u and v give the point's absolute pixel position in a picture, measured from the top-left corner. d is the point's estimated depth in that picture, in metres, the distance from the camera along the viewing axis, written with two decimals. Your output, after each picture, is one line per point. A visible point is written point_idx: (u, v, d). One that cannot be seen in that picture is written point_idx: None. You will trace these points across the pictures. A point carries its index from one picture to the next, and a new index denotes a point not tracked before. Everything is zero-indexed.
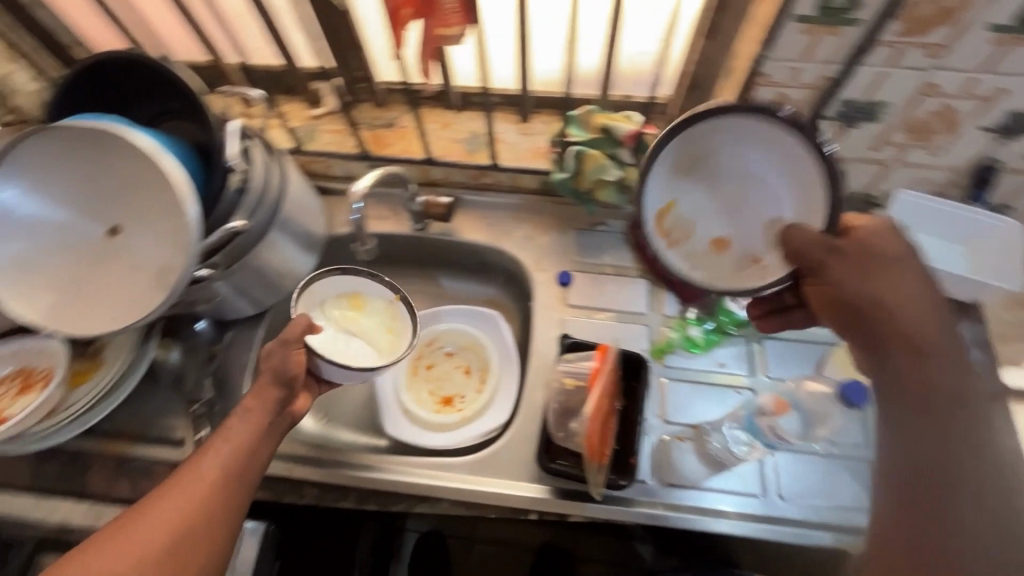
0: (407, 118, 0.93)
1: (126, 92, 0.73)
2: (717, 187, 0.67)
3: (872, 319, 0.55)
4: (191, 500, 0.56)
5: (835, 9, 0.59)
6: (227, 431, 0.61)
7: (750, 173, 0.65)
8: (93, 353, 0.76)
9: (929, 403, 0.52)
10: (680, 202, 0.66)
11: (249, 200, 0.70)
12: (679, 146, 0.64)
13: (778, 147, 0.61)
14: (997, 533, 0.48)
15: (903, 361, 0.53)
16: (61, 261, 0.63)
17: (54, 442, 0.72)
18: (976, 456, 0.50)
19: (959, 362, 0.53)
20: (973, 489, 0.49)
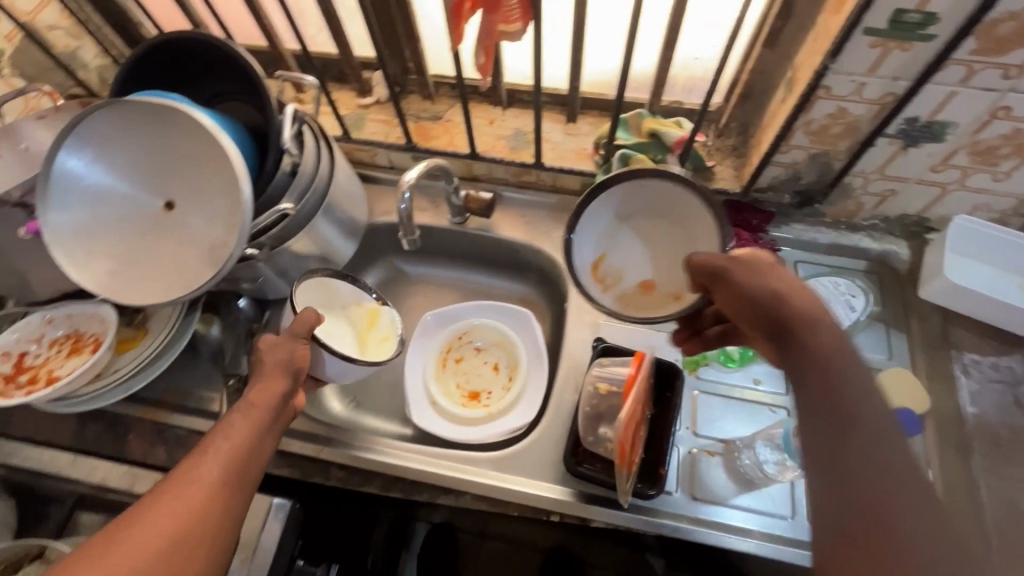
0: (454, 112, 0.93)
1: (189, 73, 0.75)
2: (643, 237, 0.71)
3: (782, 319, 0.49)
4: (191, 502, 0.50)
5: (908, 23, 0.57)
6: (229, 427, 0.56)
7: (670, 226, 0.69)
8: (140, 322, 0.79)
9: (824, 408, 0.43)
10: (609, 256, 0.71)
11: (299, 185, 0.71)
12: (601, 205, 0.70)
13: (686, 204, 0.67)
14: (965, 571, 0.36)
15: (802, 364, 0.46)
16: (120, 231, 0.65)
17: (99, 405, 0.75)
18: (908, 463, 0.40)
19: (858, 357, 0.45)
20: (902, 507, 0.38)
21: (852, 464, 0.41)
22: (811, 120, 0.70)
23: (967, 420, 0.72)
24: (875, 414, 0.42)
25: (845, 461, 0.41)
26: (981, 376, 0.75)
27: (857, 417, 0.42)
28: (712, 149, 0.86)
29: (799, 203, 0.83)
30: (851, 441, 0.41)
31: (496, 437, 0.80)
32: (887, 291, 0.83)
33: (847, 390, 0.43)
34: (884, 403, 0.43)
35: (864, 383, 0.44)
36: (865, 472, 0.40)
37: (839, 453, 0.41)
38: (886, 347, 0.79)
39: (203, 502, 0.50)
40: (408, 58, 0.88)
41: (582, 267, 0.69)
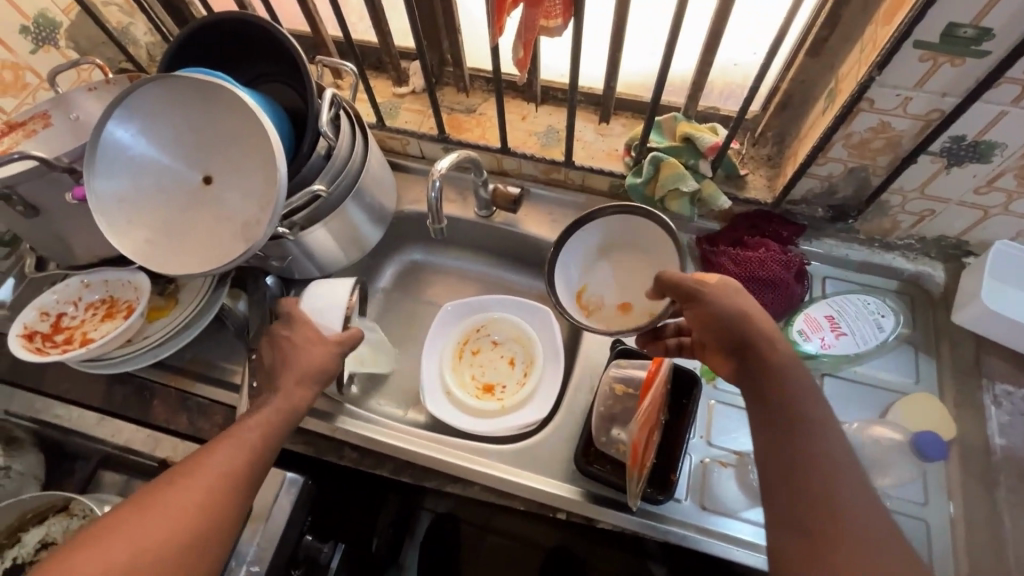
0: (487, 107, 0.94)
1: (234, 55, 0.77)
2: (619, 266, 0.80)
3: (746, 340, 0.56)
4: (206, 484, 0.54)
5: (961, 37, 0.55)
6: (248, 419, 0.61)
7: (640, 253, 0.78)
8: (171, 293, 0.82)
9: (781, 419, 0.52)
10: (589, 285, 0.80)
11: (332, 168, 0.73)
12: (580, 241, 0.78)
13: (650, 233, 0.75)
14: (893, 547, 0.46)
15: (763, 381, 0.55)
16: (160, 202, 0.67)
17: (128, 369, 0.78)
18: (847, 462, 0.50)
19: (803, 371, 0.55)
20: (844, 497, 0.48)
21: (804, 468, 0.49)
22: (851, 133, 0.69)
23: (994, 452, 0.70)
24: (819, 422, 0.52)
25: (801, 465, 0.50)
26: (1013, 408, 0.72)
27: (806, 425, 0.52)
28: (746, 157, 0.85)
29: (833, 218, 0.81)
30: (802, 447, 0.50)
31: (507, 431, 0.80)
32: (918, 315, 0.81)
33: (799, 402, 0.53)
34: (824, 413, 0.53)
35: (810, 396, 0.53)
36: (816, 473, 0.49)
37: (794, 456, 0.50)
38: (913, 371, 0.78)
39: (216, 485, 0.55)
40: (446, 50, 0.89)
41: (568, 298, 0.78)
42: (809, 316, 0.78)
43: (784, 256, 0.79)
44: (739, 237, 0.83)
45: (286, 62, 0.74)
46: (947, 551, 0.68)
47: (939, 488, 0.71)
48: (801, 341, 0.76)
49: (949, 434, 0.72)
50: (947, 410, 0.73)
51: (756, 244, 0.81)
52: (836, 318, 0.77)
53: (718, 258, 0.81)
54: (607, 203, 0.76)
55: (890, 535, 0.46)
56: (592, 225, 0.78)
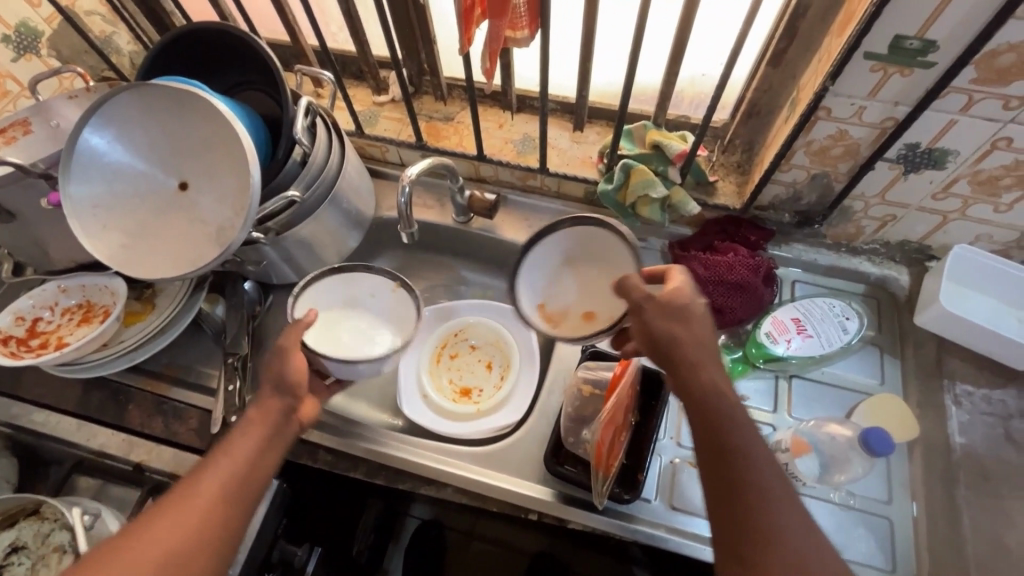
0: (464, 115, 0.96)
1: (209, 63, 0.78)
2: (584, 278, 0.73)
3: (677, 356, 0.57)
4: (194, 515, 0.53)
5: (907, 49, 0.57)
6: (228, 444, 0.59)
7: (603, 262, 0.72)
8: (148, 298, 0.82)
9: (714, 440, 0.53)
10: (552, 300, 0.74)
11: (308, 174, 0.74)
12: (544, 256, 0.75)
13: (609, 243, 0.71)
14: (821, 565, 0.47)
15: (694, 401, 0.55)
16: (134, 207, 0.68)
17: (104, 373, 0.78)
18: (776, 478, 0.51)
19: (728, 387, 0.56)
20: (775, 514, 0.49)
21: (734, 476, 0.51)
22: (811, 141, 0.71)
23: (954, 450, 0.71)
24: (750, 440, 0.53)
25: (731, 475, 0.51)
26: (972, 407, 0.74)
27: (737, 443, 0.52)
28: (715, 164, 0.87)
29: (799, 223, 0.84)
30: (732, 467, 0.51)
31: (481, 433, 0.82)
32: (884, 317, 0.84)
33: (727, 420, 0.53)
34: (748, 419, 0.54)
35: (738, 414, 0.54)
36: (749, 494, 0.50)
37: (729, 479, 0.51)
38: (879, 373, 0.79)
39: (204, 515, 0.54)
40: (424, 60, 0.91)
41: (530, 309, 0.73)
42: (776, 319, 0.80)
43: (752, 261, 0.81)
44: (709, 242, 0.85)
45: (264, 72, 0.76)
46: (910, 547, 0.69)
47: (902, 485, 0.73)
48: (769, 343, 0.78)
49: (911, 433, 0.74)
50: (909, 411, 0.74)
51: (724, 248, 0.83)
52: (802, 320, 0.79)
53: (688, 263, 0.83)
54: (564, 216, 0.73)
55: (810, 536, 0.49)
56: (557, 238, 0.74)
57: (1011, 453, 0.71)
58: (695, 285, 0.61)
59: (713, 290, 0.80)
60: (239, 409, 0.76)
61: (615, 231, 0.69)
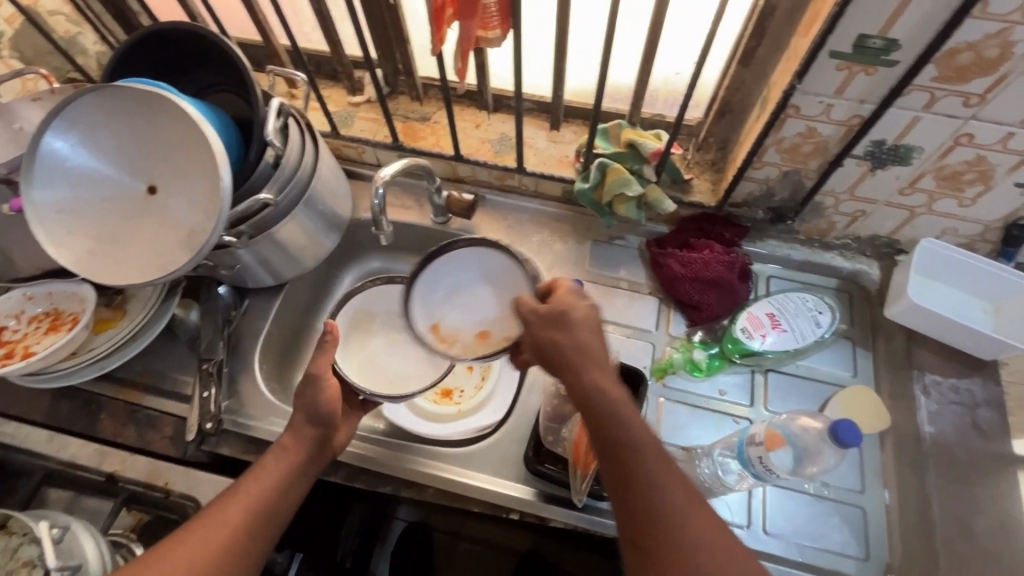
0: (441, 115, 0.96)
1: (177, 64, 0.77)
2: (479, 295, 0.72)
3: (565, 363, 0.56)
4: (224, 537, 0.57)
5: (871, 48, 0.59)
6: (260, 470, 0.63)
7: (496, 280, 0.72)
8: (119, 304, 0.80)
9: (606, 443, 0.53)
10: (445, 319, 0.71)
11: (281, 176, 0.73)
12: (435, 274, 0.74)
13: (502, 263, 0.72)
14: (713, 555, 0.48)
15: (583, 407, 0.55)
16: (99, 211, 0.67)
17: (73, 381, 0.76)
18: (672, 473, 0.51)
19: (614, 385, 0.55)
20: (672, 511, 0.49)
21: (626, 477, 0.51)
22: (782, 138, 0.72)
23: (924, 439, 0.73)
24: (643, 438, 0.52)
25: (624, 477, 0.51)
26: (941, 397, 0.76)
27: (630, 444, 0.52)
28: (691, 162, 0.88)
29: (773, 220, 0.85)
30: (622, 469, 0.51)
31: (462, 433, 0.83)
32: (856, 310, 0.85)
33: (614, 421, 0.53)
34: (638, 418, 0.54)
35: (626, 414, 0.53)
36: (648, 493, 0.50)
37: (625, 481, 0.51)
38: (851, 365, 0.81)
39: (231, 537, 0.57)
40: (398, 60, 0.90)
41: (423, 331, 0.71)
42: (751, 314, 0.80)
43: (727, 257, 0.82)
44: (685, 239, 0.86)
45: (234, 73, 0.74)
46: (884, 535, 0.71)
47: (875, 476, 0.74)
48: (746, 339, 0.78)
49: (884, 423, 0.75)
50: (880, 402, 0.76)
51: (699, 246, 0.84)
52: (776, 315, 0.80)
53: (665, 261, 0.85)
54: (460, 235, 0.74)
55: (704, 529, 0.49)
56: (451, 256, 0.74)
57: (977, 440, 0.73)
58: (581, 290, 0.61)
59: (688, 286, 0.82)
60: (214, 417, 0.76)
61: (510, 254, 0.71)
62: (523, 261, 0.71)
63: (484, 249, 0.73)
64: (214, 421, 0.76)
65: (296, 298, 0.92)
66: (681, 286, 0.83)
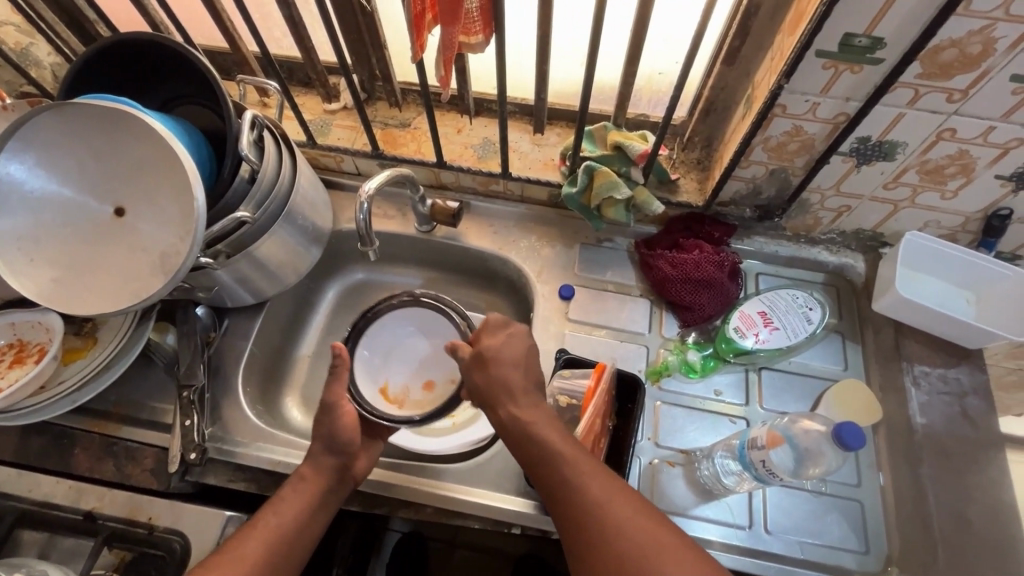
0: (421, 120, 0.93)
1: (136, 76, 0.72)
2: (412, 352, 0.83)
3: (488, 397, 0.61)
4: (243, 569, 0.56)
5: (857, 47, 0.58)
6: (281, 502, 0.62)
7: (428, 333, 0.82)
8: (89, 332, 0.75)
9: (530, 460, 0.57)
10: (390, 380, 0.80)
11: (258, 192, 0.70)
12: (372, 339, 0.80)
13: (423, 314, 0.81)
14: (639, 534, 0.49)
15: (506, 435, 0.59)
16: (64, 237, 0.63)
17: (44, 417, 0.71)
18: (592, 471, 0.54)
19: (533, 412, 0.59)
20: (596, 508, 0.51)
21: (551, 485, 0.54)
22: (768, 137, 0.72)
23: (916, 431, 0.74)
24: (560, 447, 0.55)
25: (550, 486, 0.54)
26: (930, 387, 0.77)
27: (550, 455, 0.55)
28: (676, 161, 0.87)
29: (760, 217, 0.85)
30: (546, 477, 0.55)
31: (460, 446, 0.80)
32: (844, 304, 0.86)
33: (531, 438, 0.57)
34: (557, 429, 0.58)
35: (544, 429, 0.57)
36: (572, 498, 0.53)
37: (552, 491, 0.54)
38: (842, 359, 0.82)
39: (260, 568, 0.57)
40: (375, 66, 0.87)
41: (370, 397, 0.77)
42: (743, 313, 0.80)
43: (717, 257, 0.82)
44: (675, 240, 0.86)
45: (202, 85, 0.71)
46: (880, 526, 0.72)
47: (870, 469, 0.75)
48: (739, 338, 0.78)
49: (875, 418, 0.77)
50: (872, 395, 0.78)
51: (690, 247, 0.84)
52: (768, 313, 0.80)
53: (655, 262, 0.84)
54: (404, 291, 0.80)
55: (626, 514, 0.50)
56: (388, 315, 0.80)
57: (966, 428, 0.75)
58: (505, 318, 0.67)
59: (680, 287, 0.82)
60: (198, 446, 0.72)
61: (431, 303, 0.79)
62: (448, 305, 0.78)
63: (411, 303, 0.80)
64: (199, 451, 0.72)
65: (278, 315, 0.89)
66: (673, 287, 0.82)
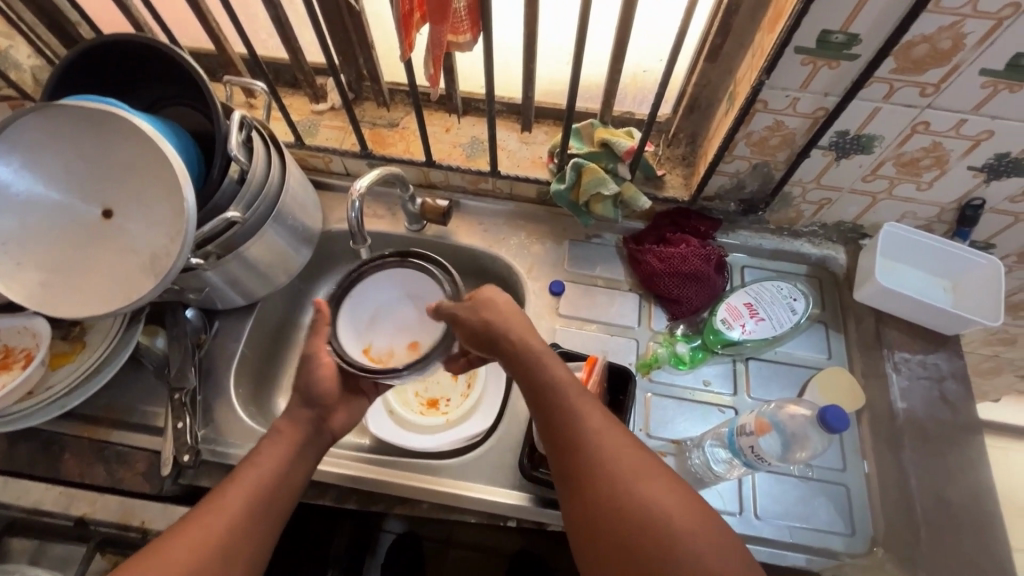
0: (409, 120, 0.94)
1: (124, 78, 0.72)
2: (397, 318, 0.73)
3: (492, 336, 0.60)
4: (221, 521, 0.55)
5: (834, 43, 0.60)
6: (257, 456, 0.62)
7: (415, 299, 0.73)
8: (77, 336, 0.75)
9: (534, 393, 0.58)
10: (374, 342, 0.71)
11: (247, 193, 0.70)
12: (355, 302, 0.71)
13: (406, 278, 0.72)
14: (635, 471, 0.52)
15: (512, 367, 0.59)
16: (52, 240, 0.62)
17: (32, 423, 0.70)
18: (593, 410, 0.56)
19: (541, 348, 0.59)
20: (594, 439, 0.54)
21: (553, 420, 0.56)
22: (751, 132, 0.73)
23: (898, 415, 0.77)
24: (564, 383, 0.57)
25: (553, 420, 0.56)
26: (910, 373, 0.80)
27: (556, 390, 0.57)
28: (662, 157, 0.89)
29: (744, 211, 0.87)
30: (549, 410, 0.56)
31: (455, 443, 0.82)
32: (826, 294, 0.88)
33: (538, 368, 0.58)
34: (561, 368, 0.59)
35: (551, 368, 0.58)
36: (572, 427, 0.55)
37: (553, 425, 0.56)
38: (826, 348, 0.84)
39: (230, 528, 0.55)
40: (362, 66, 0.87)
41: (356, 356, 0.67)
42: (730, 305, 0.82)
43: (704, 251, 0.84)
44: (662, 234, 0.87)
45: (189, 86, 0.71)
46: (866, 509, 0.74)
47: (857, 455, 0.77)
48: (726, 329, 0.80)
49: (860, 404, 0.79)
50: (854, 379, 0.80)
51: (676, 241, 0.85)
52: (754, 305, 0.82)
53: (643, 257, 0.86)
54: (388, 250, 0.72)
55: (623, 452, 0.53)
56: (375, 276, 0.72)
57: (946, 411, 0.77)
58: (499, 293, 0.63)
59: (668, 281, 0.84)
60: (192, 448, 0.72)
61: (417, 265, 0.70)
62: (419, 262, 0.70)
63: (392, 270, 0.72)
64: (192, 453, 0.71)
65: (269, 317, 0.88)
66: (661, 281, 0.84)
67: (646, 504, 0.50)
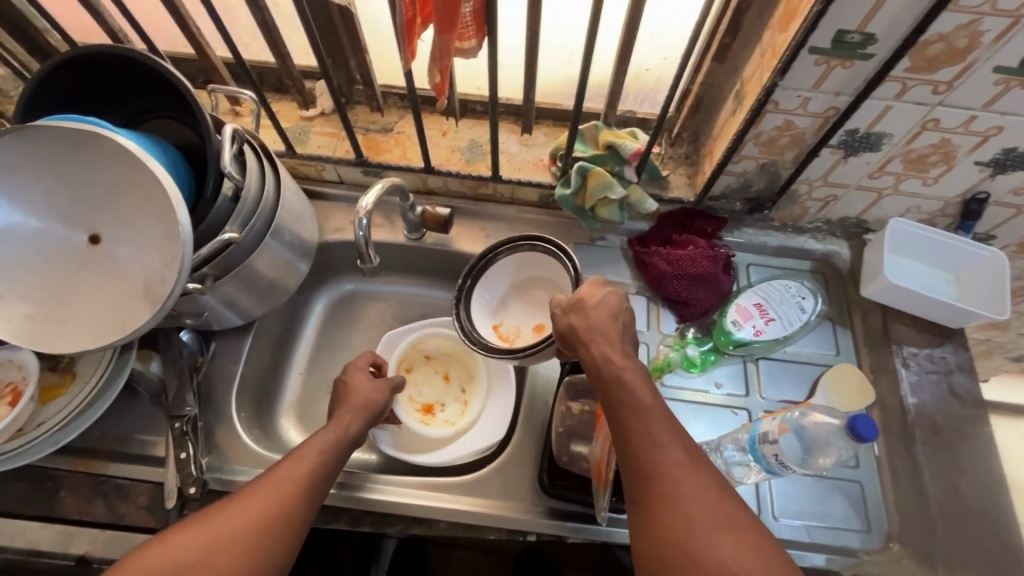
0: (405, 124, 0.90)
1: (100, 92, 0.68)
2: (525, 300, 0.81)
3: (584, 345, 0.59)
4: (265, 501, 0.55)
5: (849, 42, 0.59)
6: (301, 450, 0.61)
7: (542, 285, 0.80)
8: (66, 366, 0.71)
9: (614, 407, 0.54)
10: (505, 320, 0.80)
11: (243, 210, 0.66)
12: (487, 282, 0.79)
13: (542, 265, 0.78)
14: (710, 509, 0.48)
15: (595, 377, 0.57)
16: (36, 271, 0.59)
17: (24, 462, 0.67)
18: (673, 436, 0.52)
19: (627, 363, 0.56)
20: (673, 471, 0.50)
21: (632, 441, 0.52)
22: (760, 133, 0.72)
23: (909, 411, 0.77)
24: (644, 400, 0.53)
25: (628, 437, 0.52)
26: (919, 367, 0.80)
27: (639, 409, 0.53)
28: (665, 157, 0.88)
29: (750, 210, 0.86)
30: (627, 430, 0.53)
31: (465, 456, 0.79)
32: (831, 290, 0.88)
33: (619, 386, 0.55)
34: (646, 387, 0.55)
35: (641, 395, 0.54)
36: (650, 453, 0.51)
37: (628, 445, 0.52)
38: (833, 344, 0.84)
39: (249, 527, 0.53)
40: (354, 69, 0.84)
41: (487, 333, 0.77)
42: (740, 306, 0.81)
43: (711, 252, 0.83)
44: (668, 236, 0.86)
45: (173, 97, 0.67)
46: (881, 505, 0.74)
47: (869, 450, 0.77)
48: (736, 330, 0.79)
49: (870, 399, 0.79)
50: (865, 377, 0.79)
51: (683, 242, 0.84)
52: (764, 305, 0.81)
53: (650, 259, 0.84)
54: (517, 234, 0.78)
55: (701, 488, 0.49)
56: (502, 259, 0.79)
57: (955, 404, 0.78)
58: (611, 292, 0.62)
59: (676, 283, 0.83)
60: (197, 480, 0.69)
61: (549, 249, 0.76)
62: (567, 252, 0.74)
63: (530, 250, 0.77)
64: (198, 485, 0.69)
65: (267, 334, 0.85)
66: (669, 283, 0.83)
67: (720, 554, 0.46)
